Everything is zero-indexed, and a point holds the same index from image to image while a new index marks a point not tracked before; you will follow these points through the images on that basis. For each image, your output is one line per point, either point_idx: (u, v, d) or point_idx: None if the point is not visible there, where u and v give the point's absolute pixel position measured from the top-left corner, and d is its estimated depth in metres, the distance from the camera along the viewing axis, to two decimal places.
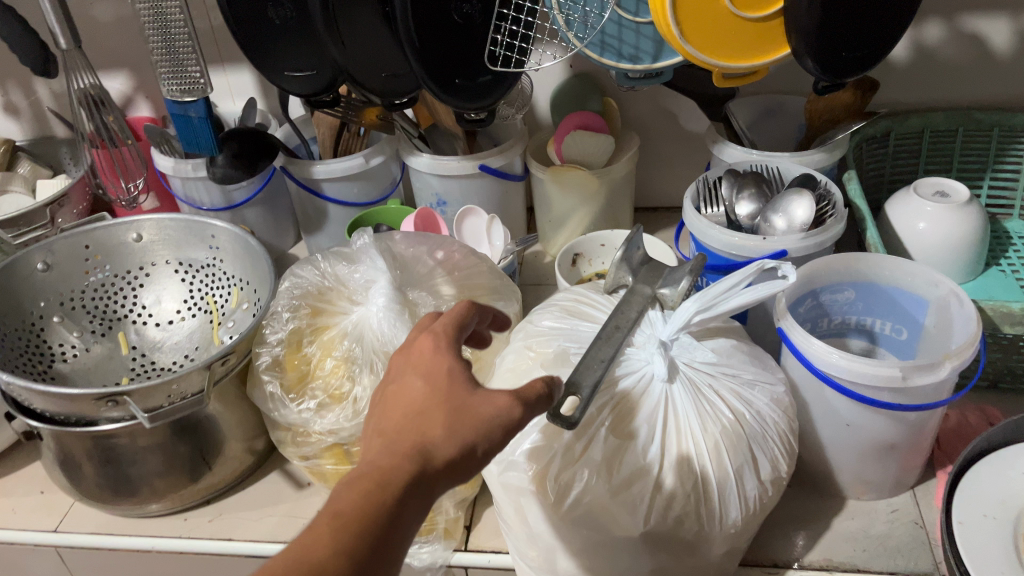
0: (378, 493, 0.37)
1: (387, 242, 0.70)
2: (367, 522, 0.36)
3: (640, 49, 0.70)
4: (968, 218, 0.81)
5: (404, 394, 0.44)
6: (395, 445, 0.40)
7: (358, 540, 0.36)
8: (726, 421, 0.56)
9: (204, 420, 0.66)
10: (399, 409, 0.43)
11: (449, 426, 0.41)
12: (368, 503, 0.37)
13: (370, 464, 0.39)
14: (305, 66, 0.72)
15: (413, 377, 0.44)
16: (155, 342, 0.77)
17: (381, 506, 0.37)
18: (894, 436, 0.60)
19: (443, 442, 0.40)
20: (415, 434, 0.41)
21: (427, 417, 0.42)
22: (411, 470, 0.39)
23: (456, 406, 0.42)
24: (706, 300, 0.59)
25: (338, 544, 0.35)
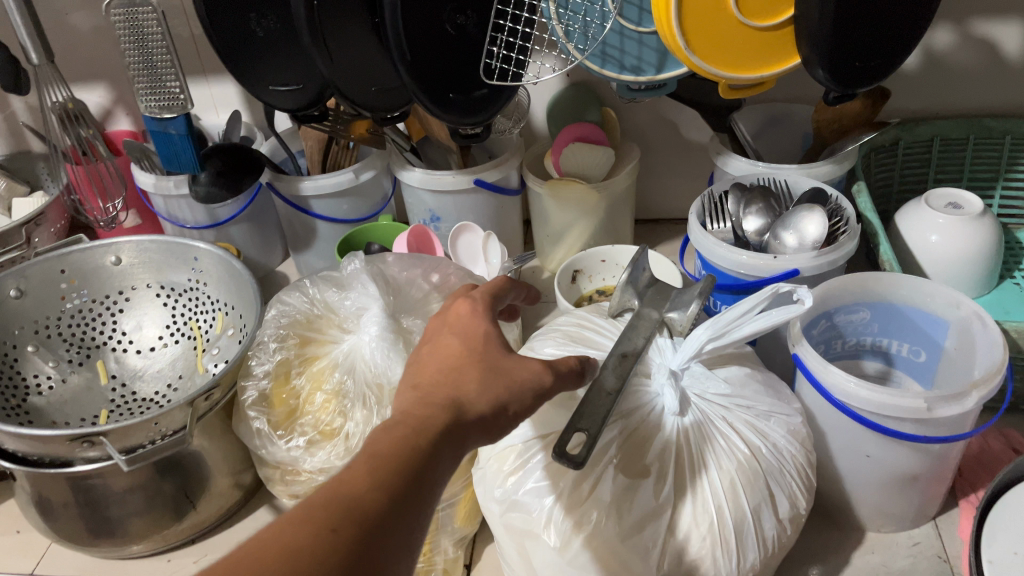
0: (413, 437, 0.38)
1: (378, 265, 0.66)
2: (403, 461, 0.37)
3: (643, 60, 0.67)
4: (982, 230, 0.78)
5: (439, 352, 0.45)
6: (432, 396, 0.41)
7: (395, 478, 0.36)
8: (741, 456, 0.53)
9: (187, 456, 0.62)
10: (434, 364, 0.44)
11: (482, 383, 0.42)
12: (404, 448, 0.37)
13: (406, 412, 0.40)
14: (290, 80, 0.68)
15: (449, 337, 0.46)
16: (136, 371, 0.74)
17: (416, 448, 0.38)
18: (918, 467, 0.57)
19: (477, 398, 0.41)
20: (450, 390, 0.42)
21: (462, 373, 0.43)
22: (447, 419, 0.40)
23: (490, 366, 0.43)
24: (717, 327, 0.56)
25: (375, 479, 0.35)
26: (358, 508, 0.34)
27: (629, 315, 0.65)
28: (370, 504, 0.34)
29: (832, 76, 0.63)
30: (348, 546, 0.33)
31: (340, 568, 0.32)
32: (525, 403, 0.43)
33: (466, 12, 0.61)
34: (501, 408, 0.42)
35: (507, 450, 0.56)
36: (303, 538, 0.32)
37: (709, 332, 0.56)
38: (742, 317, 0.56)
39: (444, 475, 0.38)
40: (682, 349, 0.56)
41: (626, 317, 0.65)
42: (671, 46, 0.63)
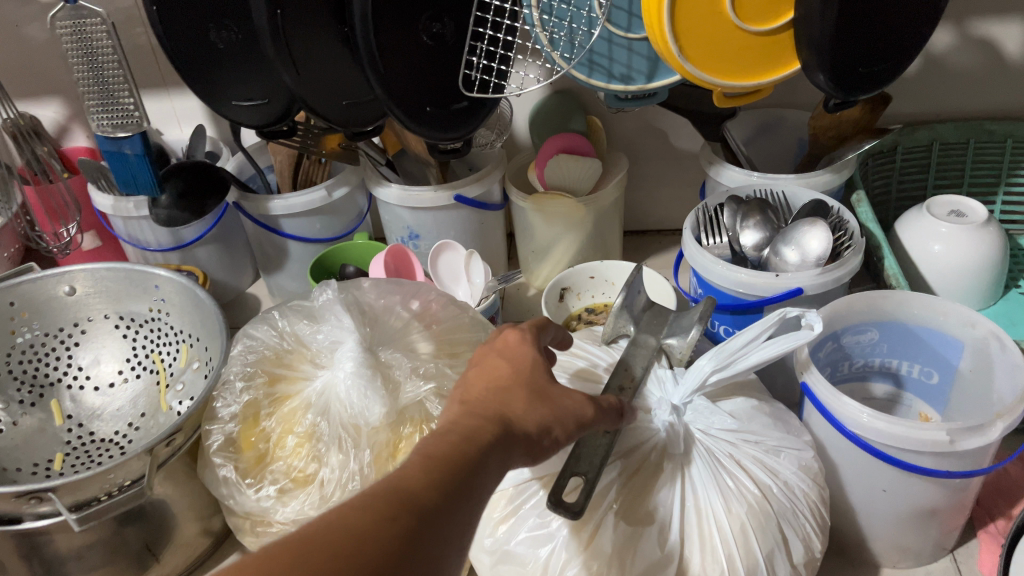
0: (463, 444, 0.36)
1: (353, 293, 0.62)
2: (455, 464, 0.34)
3: (632, 68, 0.63)
4: (988, 239, 0.75)
5: (484, 370, 0.43)
6: (481, 406, 0.39)
7: (450, 475, 0.34)
8: (752, 498, 0.49)
9: (150, 506, 0.57)
10: (480, 382, 0.41)
11: (530, 403, 0.40)
12: (456, 451, 0.35)
13: (454, 420, 0.38)
14: (256, 93, 0.64)
15: (494, 358, 0.43)
16: (93, 410, 0.68)
17: (469, 450, 0.35)
18: (938, 500, 0.53)
19: (526, 416, 0.39)
20: (497, 404, 0.39)
21: (512, 391, 0.40)
22: (497, 429, 0.37)
23: (538, 387, 0.41)
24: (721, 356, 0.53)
25: (428, 479, 0.33)
26: (412, 502, 0.32)
27: (625, 341, 0.61)
28: (425, 498, 0.32)
29: (834, 82, 0.59)
30: (407, 537, 0.30)
31: (390, 555, 0.29)
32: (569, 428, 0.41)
33: (443, 19, 0.56)
34: (548, 428, 0.40)
35: (497, 496, 0.51)
36: (363, 522, 0.30)
37: (713, 362, 0.53)
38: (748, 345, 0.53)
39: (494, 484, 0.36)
40: (685, 382, 0.53)
41: (621, 343, 0.60)
42: (663, 52, 0.59)
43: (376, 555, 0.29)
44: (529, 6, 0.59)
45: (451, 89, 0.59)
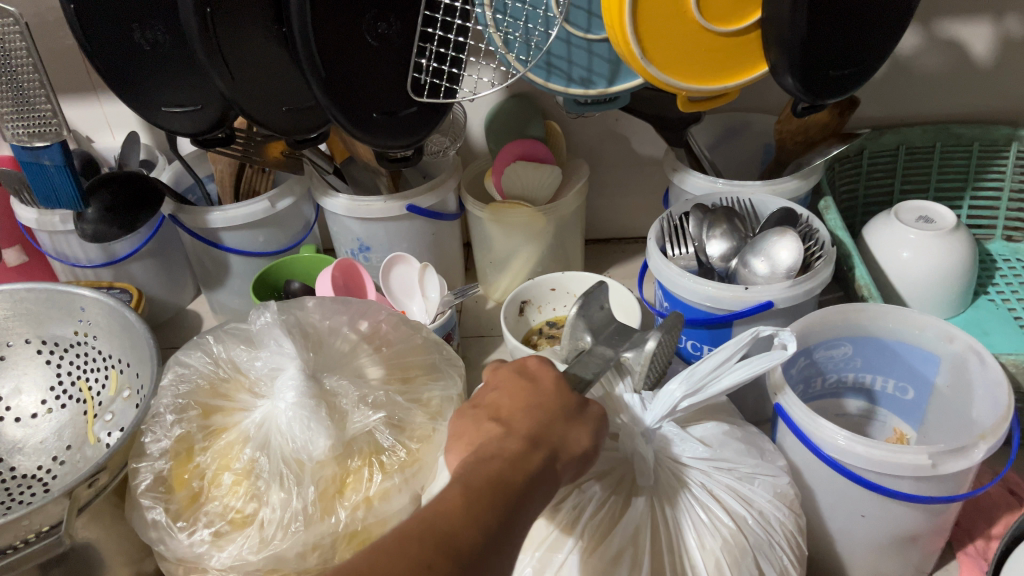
0: (509, 471, 0.34)
1: (295, 314, 0.57)
2: (501, 495, 0.32)
3: (593, 71, 0.59)
4: (956, 246, 0.73)
5: (512, 395, 0.41)
6: (519, 435, 0.37)
7: (495, 513, 0.32)
8: (727, 531, 0.46)
9: (72, 552, 0.52)
10: (508, 407, 0.39)
11: (565, 429, 0.38)
12: (502, 480, 0.33)
13: (492, 448, 0.35)
14: (188, 99, 0.59)
15: (517, 384, 0.41)
16: (14, 443, 0.63)
17: (514, 485, 0.33)
18: (917, 525, 0.51)
19: (561, 447, 0.37)
20: (538, 425, 0.38)
21: (550, 417, 0.39)
22: (541, 454, 0.36)
23: (571, 416, 0.39)
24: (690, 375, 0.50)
25: (472, 515, 0.31)
26: (453, 545, 0.30)
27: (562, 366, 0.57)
28: (469, 540, 0.30)
29: (803, 86, 0.56)
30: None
31: None
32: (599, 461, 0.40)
33: (389, 19, 0.52)
34: (582, 460, 0.38)
35: None
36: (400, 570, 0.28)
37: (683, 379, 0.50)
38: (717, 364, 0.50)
39: (533, 521, 0.34)
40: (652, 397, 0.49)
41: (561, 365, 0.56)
42: (624, 55, 0.56)
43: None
44: (481, 5, 0.55)
45: (398, 94, 0.54)
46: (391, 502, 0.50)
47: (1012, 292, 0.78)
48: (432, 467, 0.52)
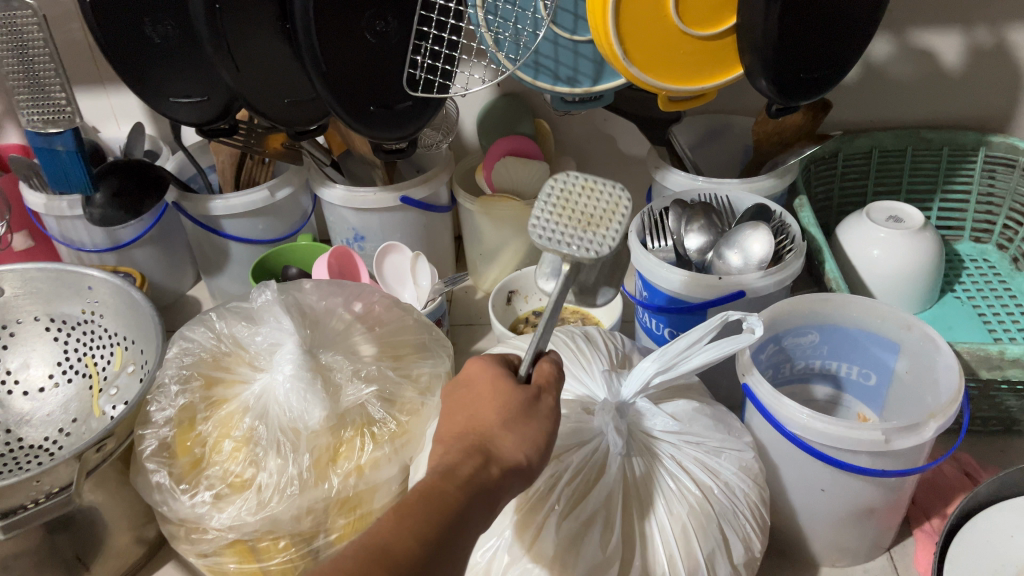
0: (442, 483, 0.36)
1: (294, 294, 0.61)
2: (434, 507, 0.35)
3: (578, 70, 0.63)
4: (923, 245, 0.77)
5: (463, 404, 0.43)
6: (459, 448, 0.39)
7: (428, 528, 0.34)
8: (693, 498, 0.49)
9: (78, 515, 0.55)
10: (453, 420, 0.42)
11: (511, 427, 0.41)
12: (434, 493, 0.36)
13: (433, 466, 0.38)
14: (194, 91, 0.62)
15: (462, 392, 0.43)
16: (22, 415, 0.66)
17: (450, 497, 0.36)
18: (874, 500, 0.54)
19: (505, 451, 0.40)
20: (477, 433, 0.40)
21: (491, 421, 0.41)
22: (478, 459, 0.38)
23: (518, 411, 0.41)
24: (558, 207, 0.44)
25: (404, 530, 0.34)
26: (389, 557, 0.32)
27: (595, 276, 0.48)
28: (403, 554, 0.33)
29: (775, 88, 0.60)
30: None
31: None
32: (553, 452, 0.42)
33: (387, 18, 0.55)
34: (534, 455, 0.40)
35: None
36: None
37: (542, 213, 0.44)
38: (579, 193, 0.45)
39: (480, 523, 0.37)
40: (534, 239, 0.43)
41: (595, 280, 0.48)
42: (608, 55, 0.59)
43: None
44: (473, 6, 0.59)
45: (394, 88, 0.58)
46: (380, 470, 0.53)
47: (976, 289, 0.82)
48: (420, 439, 0.56)
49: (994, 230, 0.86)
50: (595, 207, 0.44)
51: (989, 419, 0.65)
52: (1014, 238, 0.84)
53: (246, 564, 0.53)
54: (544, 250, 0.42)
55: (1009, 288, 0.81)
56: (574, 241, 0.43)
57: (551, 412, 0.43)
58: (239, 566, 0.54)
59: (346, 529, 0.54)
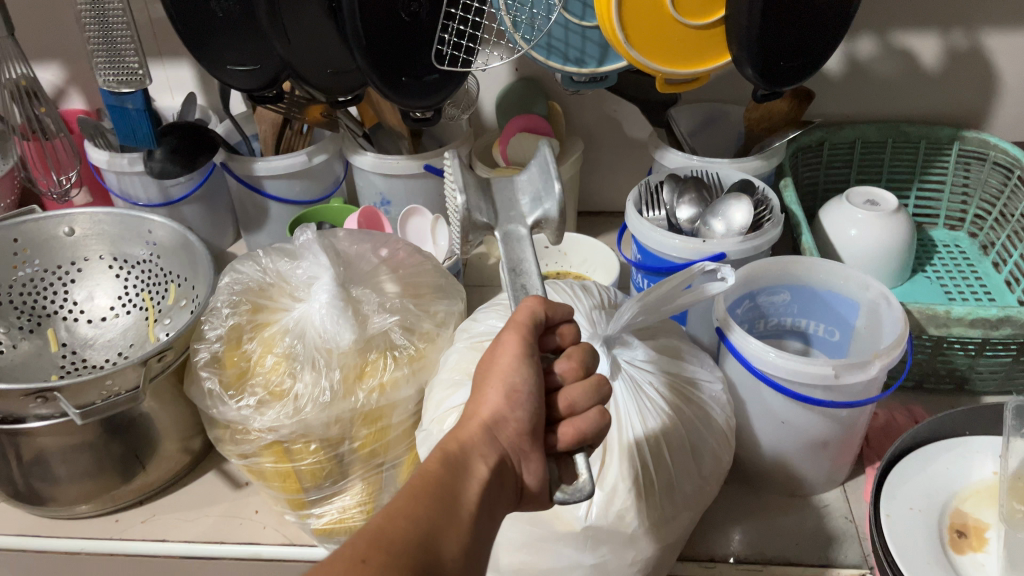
0: (425, 470, 0.43)
1: (331, 238, 0.69)
2: (416, 493, 0.41)
3: (586, 53, 0.71)
4: (895, 227, 0.84)
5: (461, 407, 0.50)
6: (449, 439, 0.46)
7: (413, 505, 0.40)
8: (666, 417, 0.57)
9: (138, 418, 0.64)
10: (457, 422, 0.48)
11: (483, 400, 0.47)
12: (417, 482, 0.42)
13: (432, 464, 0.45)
14: (249, 60, 0.71)
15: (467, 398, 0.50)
16: (86, 339, 0.76)
17: (430, 476, 0.42)
18: (827, 432, 0.62)
19: (479, 418, 0.46)
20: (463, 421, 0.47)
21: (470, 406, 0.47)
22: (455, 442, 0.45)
23: (488, 376, 0.48)
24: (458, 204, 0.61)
25: (394, 518, 0.40)
26: (384, 536, 0.38)
27: (558, 188, 0.57)
28: (396, 532, 0.38)
29: (760, 74, 0.68)
30: (386, 568, 0.35)
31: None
32: (533, 388, 0.47)
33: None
34: (505, 409, 0.46)
35: (448, 412, 0.59)
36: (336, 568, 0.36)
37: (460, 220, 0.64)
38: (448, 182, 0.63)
39: (470, 491, 0.43)
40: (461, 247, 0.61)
41: (553, 194, 0.57)
42: (612, 39, 0.67)
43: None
44: None
45: (424, 62, 0.66)
46: (400, 389, 0.62)
47: (946, 271, 0.89)
48: (434, 364, 0.64)
49: (966, 219, 0.93)
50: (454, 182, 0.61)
51: (941, 377, 0.73)
52: (983, 226, 0.91)
53: (281, 464, 0.62)
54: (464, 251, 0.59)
55: (976, 271, 0.89)
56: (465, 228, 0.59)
57: (515, 358, 0.47)
58: (274, 466, 0.62)
59: (367, 439, 0.62)
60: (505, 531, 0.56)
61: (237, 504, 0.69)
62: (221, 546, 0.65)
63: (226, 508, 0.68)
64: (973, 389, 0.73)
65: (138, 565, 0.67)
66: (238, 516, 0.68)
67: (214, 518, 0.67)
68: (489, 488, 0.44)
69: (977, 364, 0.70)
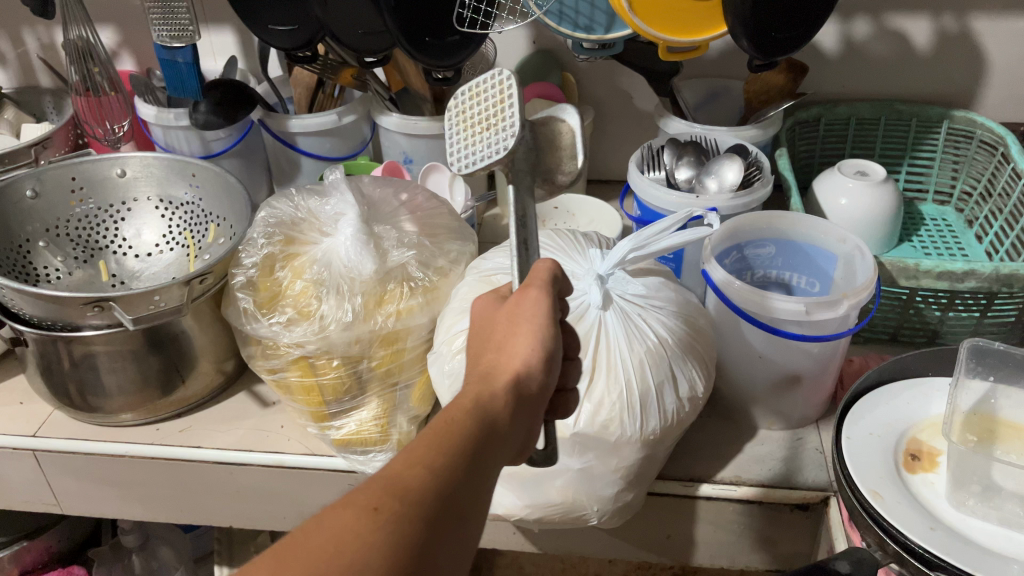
0: (450, 414, 0.42)
1: (357, 182, 0.76)
2: (438, 436, 0.40)
3: (594, 21, 0.79)
4: (885, 194, 0.88)
5: (476, 344, 0.49)
6: (475, 375, 0.45)
7: (436, 453, 0.39)
8: (651, 343, 0.63)
9: (179, 335, 0.72)
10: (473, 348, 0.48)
11: (509, 344, 0.46)
12: (440, 425, 0.41)
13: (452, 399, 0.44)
14: (290, 21, 0.79)
15: (482, 322, 0.50)
16: (133, 271, 0.84)
17: (453, 424, 0.41)
18: (800, 367, 0.68)
19: (509, 369, 0.44)
20: (485, 362, 0.46)
21: (498, 347, 0.46)
22: (483, 388, 0.44)
23: (517, 328, 0.46)
24: (460, 124, 0.62)
25: (418, 458, 0.39)
26: (402, 483, 0.37)
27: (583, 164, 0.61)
28: (416, 479, 0.38)
29: (754, 45, 0.74)
30: (398, 521, 0.36)
31: (384, 542, 0.35)
32: (560, 351, 0.46)
33: None
34: (536, 364, 0.45)
35: (457, 335, 0.66)
36: (346, 515, 0.35)
37: (461, 144, 0.60)
38: (487, 109, 0.60)
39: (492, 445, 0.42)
40: (451, 166, 0.59)
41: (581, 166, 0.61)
42: (618, 8, 0.74)
43: (373, 541, 0.35)
44: None
45: (446, 24, 0.73)
46: (414, 316, 0.69)
47: (931, 241, 0.94)
48: (446, 296, 0.71)
49: (953, 195, 0.98)
50: (488, 107, 0.60)
51: (914, 330, 0.79)
52: (968, 202, 0.96)
53: (306, 378, 0.69)
54: (465, 174, 0.58)
55: (960, 242, 0.94)
56: (455, 151, 0.60)
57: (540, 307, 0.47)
58: (299, 380, 0.70)
59: (383, 359, 0.69)
60: None
61: (265, 419, 0.77)
62: (249, 454, 0.73)
63: (254, 423, 0.76)
64: (944, 343, 0.79)
65: (173, 470, 0.75)
66: (265, 429, 0.75)
67: (244, 431, 0.75)
68: (509, 445, 0.43)
69: (947, 318, 0.76)
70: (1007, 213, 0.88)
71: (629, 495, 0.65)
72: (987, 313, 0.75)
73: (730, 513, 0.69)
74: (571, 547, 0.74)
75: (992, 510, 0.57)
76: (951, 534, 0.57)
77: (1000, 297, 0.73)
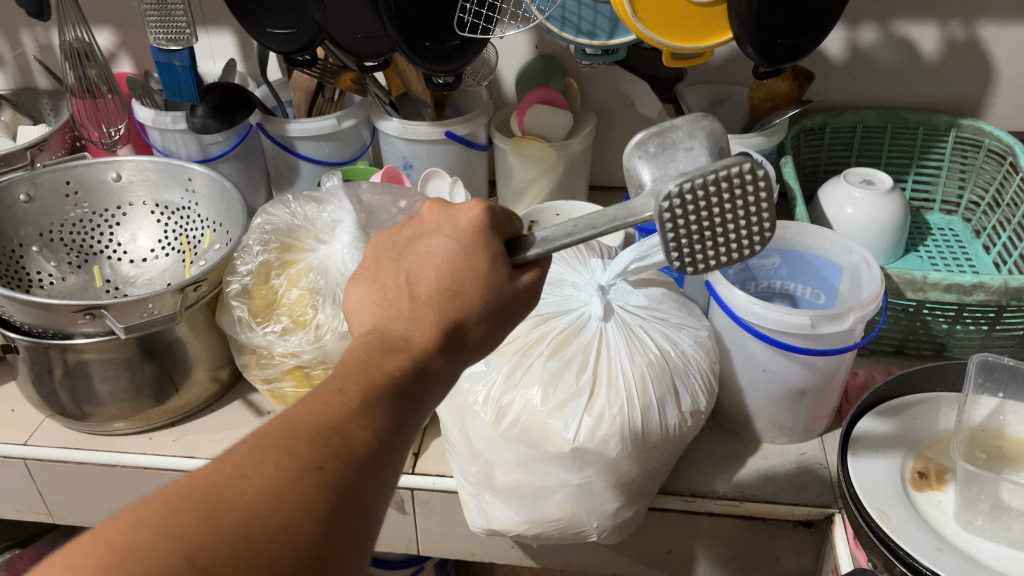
0: (407, 378, 0.41)
1: (355, 189, 0.75)
2: (389, 398, 0.40)
3: (597, 26, 0.77)
4: (890, 203, 0.86)
5: (444, 283, 0.44)
6: (438, 328, 0.43)
7: (386, 419, 0.40)
8: (652, 355, 0.62)
9: (172, 343, 0.71)
10: (430, 275, 0.44)
11: (485, 316, 0.44)
12: (392, 384, 0.41)
13: (404, 343, 0.42)
14: (288, 24, 0.77)
15: (462, 250, 0.44)
16: (128, 277, 0.82)
17: (405, 388, 0.41)
18: (804, 380, 0.67)
19: (474, 341, 0.44)
20: (454, 318, 0.43)
21: (472, 309, 0.43)
22: (440, 350, 0.43)
23: (501, 305, 0.44)
24: (719, 182, 0.42)
25: (368, 417, 0.39)
26: (347, 443, 0.38)
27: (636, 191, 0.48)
28: (360, 441, 0.39)
29: (759, 52, 0.72)
30: (336, 484, 0.37)
31: (322, 507, 0.36)
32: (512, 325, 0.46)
33: None
34: (489, 339, 0.45)
35: None
36: (287, 473, 0.36)
37: (699, 188, 0.42)
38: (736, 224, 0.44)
39: (426, 408, 0.43)
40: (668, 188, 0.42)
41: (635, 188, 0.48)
42: (620, 12, 0.73)
43: (312, 502, 0.36)
44: None
45: (445, 28, 0.72)
46: None
47: (938, 251, 0.92)
48: None
49: (960, 204, 0.97)
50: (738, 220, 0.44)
51: (921, 343, 0.77)
52: (975, 212, 0.95)
53: (301, 388, 0.70)
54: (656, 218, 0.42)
55: (967, 252, 0.93)
56: (683, 203, 0.42)
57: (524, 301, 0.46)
58: (294, 390, 0.70)
59: None
60: (501, 451, 0.61)
61: None
62: None
63: (249, 432, 0.75)
64: (951, 356, 0.78)
65: (165, 480, 0.73)
66: None
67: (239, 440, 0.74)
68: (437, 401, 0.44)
69: (954, 331, 0.75)
70: (1015, 224, 0.87)
71: (630, 511, 0.64)
72: (996, 327, 0.73)
73: (733, 527, 0.68)
74: (570, 561, 0.72)
75: (1001, 530, 0.56)
76: (958, 555, 0.55)
77: (1009, 311, 0.71)
